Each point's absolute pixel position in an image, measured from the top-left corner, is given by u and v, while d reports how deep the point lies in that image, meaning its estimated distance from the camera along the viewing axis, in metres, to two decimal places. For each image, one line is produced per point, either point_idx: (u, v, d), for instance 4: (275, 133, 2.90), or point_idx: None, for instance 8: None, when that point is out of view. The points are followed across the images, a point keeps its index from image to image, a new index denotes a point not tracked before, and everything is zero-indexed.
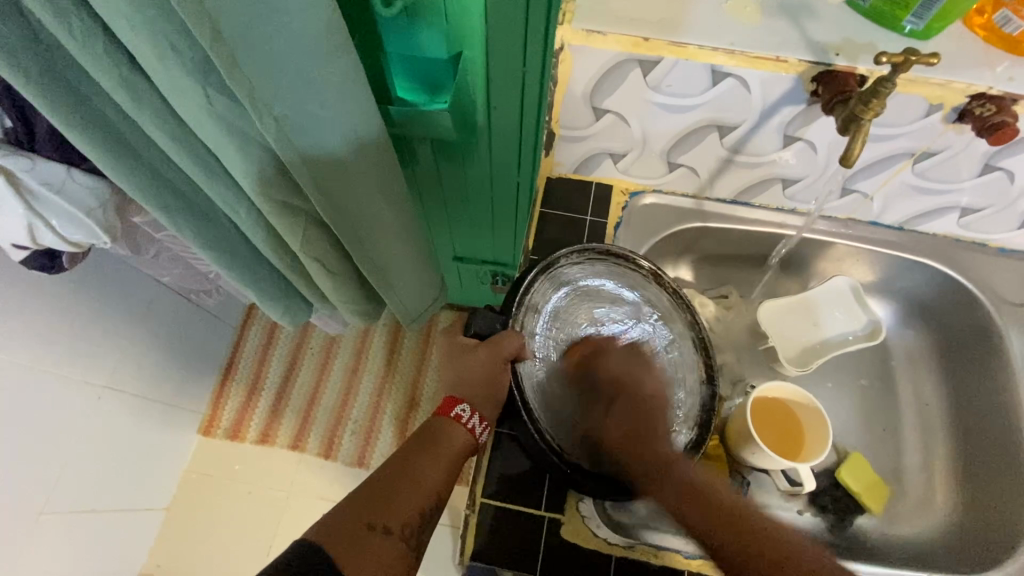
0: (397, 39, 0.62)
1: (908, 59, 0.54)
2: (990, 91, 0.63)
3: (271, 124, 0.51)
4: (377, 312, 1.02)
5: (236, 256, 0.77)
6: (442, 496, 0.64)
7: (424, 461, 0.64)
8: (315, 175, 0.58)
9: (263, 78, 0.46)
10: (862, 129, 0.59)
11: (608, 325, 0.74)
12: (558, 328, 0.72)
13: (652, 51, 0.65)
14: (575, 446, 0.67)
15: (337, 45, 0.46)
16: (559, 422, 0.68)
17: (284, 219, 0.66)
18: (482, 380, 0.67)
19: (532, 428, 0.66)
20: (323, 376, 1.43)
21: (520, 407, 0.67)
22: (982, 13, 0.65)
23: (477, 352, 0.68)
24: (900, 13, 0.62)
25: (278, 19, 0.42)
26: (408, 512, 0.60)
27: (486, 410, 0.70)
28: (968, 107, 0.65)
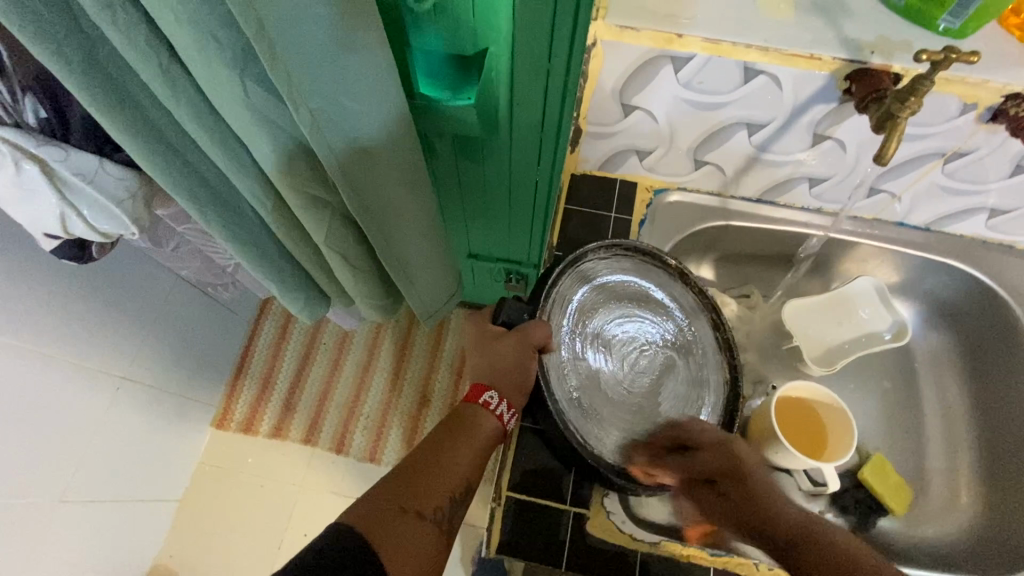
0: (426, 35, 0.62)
1: (947, 57, 0.54)
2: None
3: (306, 117, 0.51)
4: (395, 307, 1.02)
5: (260, 247, 0.78)
6: (471, 483, 0.64)
7: (454, 446, 0.65)
8: (344, 171, 0.59)
9: (303, 74, 0.47)
10: (898, 126, 0.58)
11: (635, 324, 0.73)
12: (583, 323, 0.72)
13: (684, 48, 0.65)
14: (594, 438, 0.68)
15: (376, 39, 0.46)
16: (581, 414, 0.68)
17: (311, 211, 0.66)
18: (510, 368, 0.67)
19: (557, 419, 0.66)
20: (337, 371, 1.44)
21: (544, 394, 0.67)
22: (1017, 13, 0.65)
23: (507, 340, 0.67)
24: (936, 12, 0.62)
25: (318, 13, 0.42)
26: (438, 496, 0.60)
27: (515, 398, 0.69)
28: (1004, 107, 0.64)
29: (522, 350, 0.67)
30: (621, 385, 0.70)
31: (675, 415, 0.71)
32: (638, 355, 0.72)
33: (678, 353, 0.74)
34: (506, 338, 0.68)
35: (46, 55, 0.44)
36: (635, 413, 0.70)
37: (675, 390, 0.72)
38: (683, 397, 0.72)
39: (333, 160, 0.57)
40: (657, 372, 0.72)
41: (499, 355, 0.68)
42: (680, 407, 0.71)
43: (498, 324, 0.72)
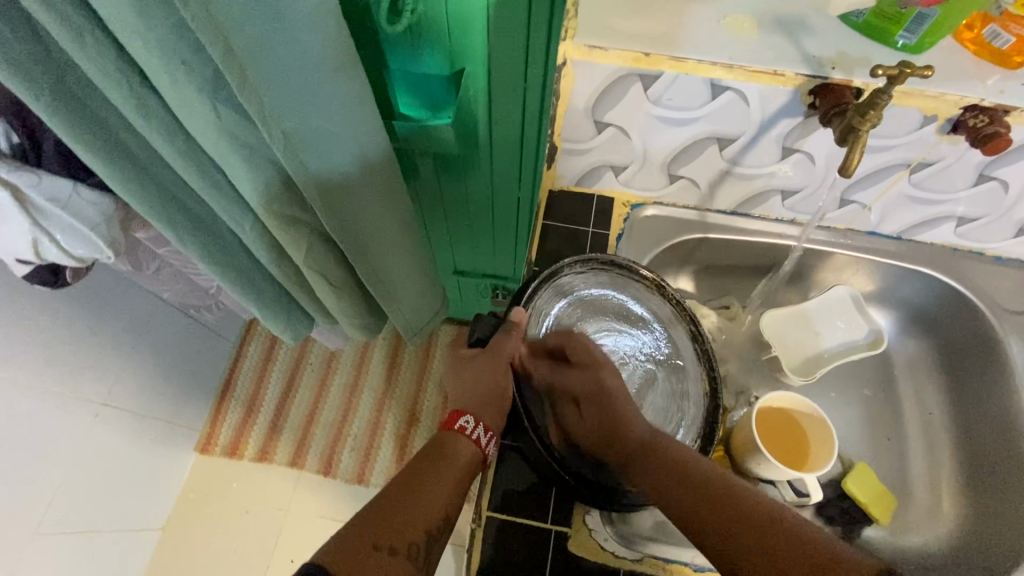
0: (400, 56, 0.63)
1: (902, 72, 0.55)
2: (982, 103, 0.64)
3: (279, 138, 0.51)
4: (379, 326, 1.02)
5: (239, 269, 0.77)
6: (449, 514, 0.63)
7: (431, 476, 0.64)
8: (322, 191, 0.59)
9: (274, 96, 0.47)
10: (860, 139, 0.60)
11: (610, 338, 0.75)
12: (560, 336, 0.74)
13: (652, 65, 0.66)
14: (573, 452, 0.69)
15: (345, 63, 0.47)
16: (559, 427, 0.70)
17: (289, 232, 0.66)
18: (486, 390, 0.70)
19: (534, 435, 0.69)
20: (323, 392, 1.42)
21: (522, 413, 0.71)
22: (971, 28, 0.67)
23: (480, 361, 0.71)
24: (894, 28, 0.64)
25: (287, 37, 0.43)
26: (414, 530, 0.59)
27: (491, 420, 0.71)
28: (963, 118, 0.66)
29: (493, 366, 0.70)
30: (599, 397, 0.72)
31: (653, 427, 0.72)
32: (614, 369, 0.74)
33: (658, 363, 0.75)
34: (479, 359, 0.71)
35: (14, 82, 0.44)
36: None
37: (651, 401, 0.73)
38: (662, 410, 0.73)
39: (310, 183, 0.57)
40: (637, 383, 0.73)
41: (472, 377, 0.71)
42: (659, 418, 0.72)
43: (474, 341, 0.74)
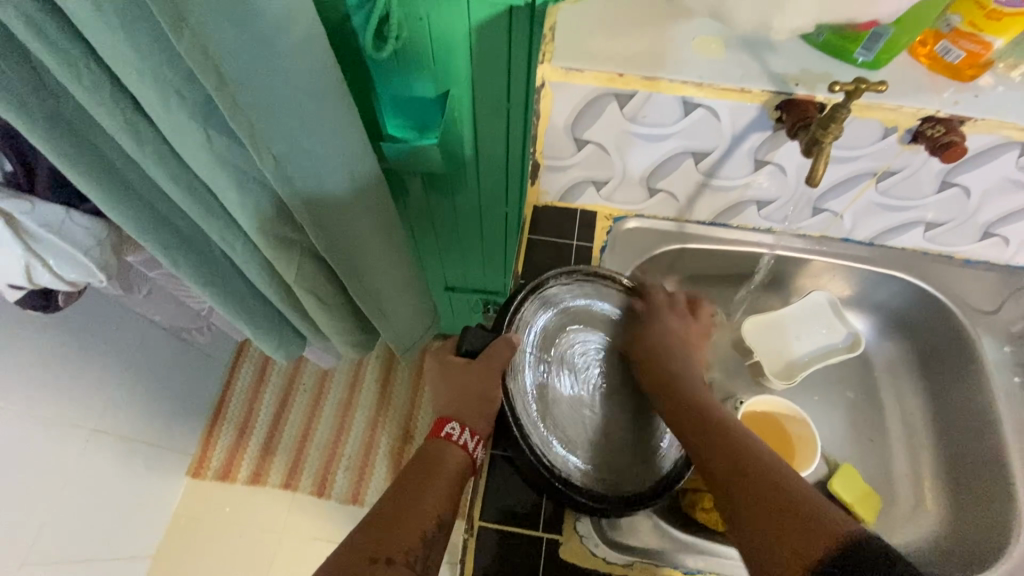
0: (388, 81, 0.65)
1: (858, 87, 0.58)
2: (937, 114, 0.67)
3: (269, 161, 0.53)
4: (371, 342, 1.02)
5: (231, 290, 0.78)
6: (444, 519, 0.64)
7: (422, 484, 0.65)
8: (313, 211, 0.60)
9: (265, 122, 0.49)
10: (824, 151, 0.62)
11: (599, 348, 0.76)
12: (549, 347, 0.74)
13: (626, 85, 0.69)
14: (565, 460, 0.69)
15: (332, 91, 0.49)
16: (550, 438, 0.70)
17: (280, 252, 0.68)
18: (472, 396, 0.70)
19: (525, 444, 0.68)
20: (316, 411, 1.42)
21: (511, 423, 0.68)
22: (925, 44, 0.69)
23: (471, 370, 0.70)
24: (851, 46, 0.66)
25: (276, 67, 0.45)
26: (409, 539, 0.59)
27: (475, 426, 0.71)
28: (921, 129, 0.69)
29: (482, 374, 0.69)
30: (588, 405, 0.73)
31: (641, 433, 0.74)
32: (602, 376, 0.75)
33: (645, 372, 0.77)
34: (468, 369, 0.70)
35: (12, 114, 0.46)
36: (602, 433, 0.73)
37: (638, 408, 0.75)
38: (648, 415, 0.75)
39: (299, 206, 0.59)
40: (624, 389, 0.76)
41: (459, 386, 0.71)
42: (644, 422, 0.75)
43: (462, 353, 0.73)
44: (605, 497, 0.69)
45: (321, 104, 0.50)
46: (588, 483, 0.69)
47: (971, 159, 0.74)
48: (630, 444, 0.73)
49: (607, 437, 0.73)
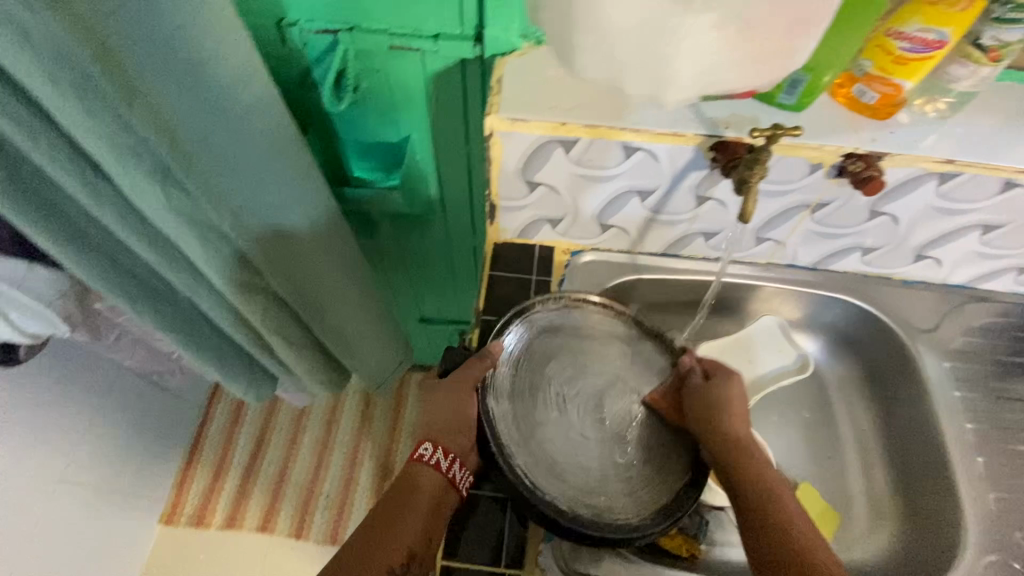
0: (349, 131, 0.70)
1: (776, 133, 0.63)
2: (856, 149, 0.72)
3: (227, 214, 0.55)
4: (343, 380, 1.03)
5: (198, 335, 0.79)
6: (416, 549, 0.69)
7: (395, 515, 0.70)
8: (271, 255, 0.62)
9: (222, 177, 0.52)
10: (752, 188, 0.67)
11: (585, 370, 0.81)
12: (531, 366, 0.79)
13: (570, 133, 0.73)
14: (551, 484, 0.71)
15: (285, 147, 0.52)
16: (534, 462, 0.72)
17: (245, 297, 0.69)
18: (445, 421, 0.75)
19: (504, 463, 0.70)
20: (293, 450, 1.40)
21: (489, 440, 0.71)
22: (842, 86, 0.74)
23: (443, 392, 0.75)
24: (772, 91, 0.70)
25: (231, 129, 0.48)
26: (374, 574, 0.66)
27: (448, 445, 0.75)
28: (845, 163, 0.73)
29: (459, 394, 0.74)
30: (576, 430, 0.76)
31: (628, 458, 0.76)
32: (587, 397, 0.79)
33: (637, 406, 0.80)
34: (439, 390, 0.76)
35: None
36: (593, 459, 0.74)
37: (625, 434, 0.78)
38: (645, 442, 0.77)
39: (253, 251, 0.60)
40: (608, 415, 0.78)
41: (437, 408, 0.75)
42: (628, 445, 0.77)
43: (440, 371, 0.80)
44: (596, 525, 0.68)
45: (279, 161, 0.53)
46: (576, 511, 0.69)
47: (895, 195, 0.78)
48: (612, 469, 0.74)
49: (597, 463, 0.74)
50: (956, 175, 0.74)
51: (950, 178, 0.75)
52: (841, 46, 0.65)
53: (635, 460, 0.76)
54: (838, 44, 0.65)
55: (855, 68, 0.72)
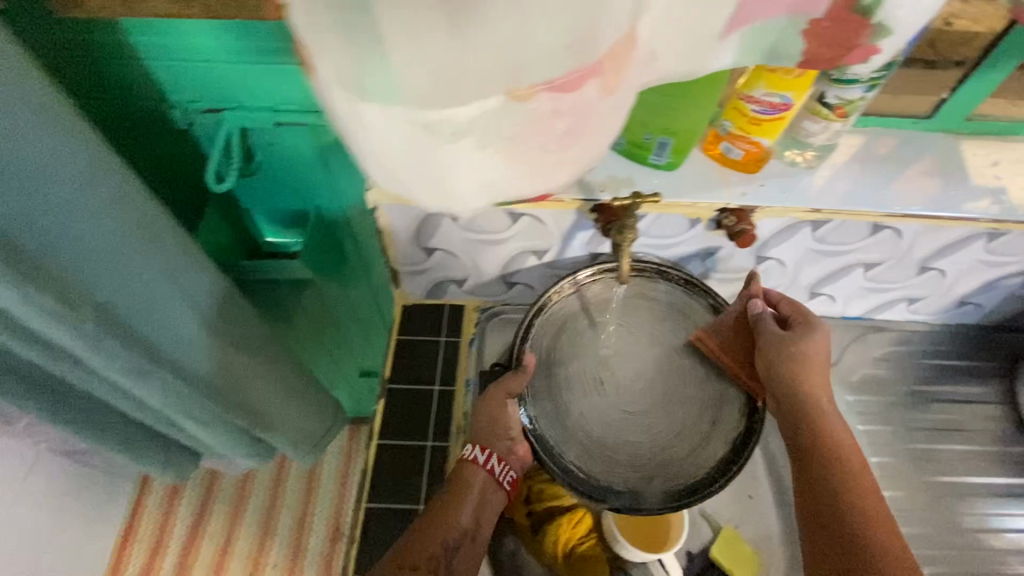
0: (251, 197, 0.76)
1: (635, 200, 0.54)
2: (729, 206, 0.59)
3: (92, 312, 0.51)
4: (270, 450, 0.97)
5: (98, 421, 0.74)
6: (472, 533, 0.58)
7: (453, 497, 0.59)
8: (159, 336, 0.59)
9: (77, 275, 0.48)
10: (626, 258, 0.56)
11: (628, 338, 0.61)
12: (555, 354, 0.61)
13: None
14: (601, 468, 0.56)
15: (138, 229, 0.51)
16: (587, 454, 0.57)
17: (141, 386, 0.62)
18: (489, 420, 0.60)
19: (557, 467, 0.55)
20: (236, 520, 1.31)
21: (537, 450, 0.56)
22: (715, 140, 0.59)
23: (482, 400, 0.60)
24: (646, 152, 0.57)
25: (72, 222, 0.46)
26: (431, 548, 0.56)
27: (497, 445, 0.60)
28: (720, 219, 0.60)
29: (492, 403, 0.59)
30: (621, 408, 0.59)
31: (698, 424, 0.58)
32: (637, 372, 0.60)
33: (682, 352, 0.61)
34: (479, 406, 0.61)
35: None
36: (648, 432, 0.58)
37: (687, 391, 0.60)
38: (718, 402, 0.59)
39: (183, 322, 0.61)
40: (652, 376, 0.60)
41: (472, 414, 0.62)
42: (702, 413, 0.59)
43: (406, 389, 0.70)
44: (669, 501, 0.55)
45: (149, 249, 0.53)
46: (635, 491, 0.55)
47: (839, 263, 0.67)
48: (684, 435, 0.58)
49: (661, 434, 0.58)
50: (904, 230, 0.62)
51: (901, 232, 0.62)
52: (759, 104, 0.52)
53: (717, 428, 0.58)
54: (754, 104, 0.53)
55: (806, 128, 0.56)
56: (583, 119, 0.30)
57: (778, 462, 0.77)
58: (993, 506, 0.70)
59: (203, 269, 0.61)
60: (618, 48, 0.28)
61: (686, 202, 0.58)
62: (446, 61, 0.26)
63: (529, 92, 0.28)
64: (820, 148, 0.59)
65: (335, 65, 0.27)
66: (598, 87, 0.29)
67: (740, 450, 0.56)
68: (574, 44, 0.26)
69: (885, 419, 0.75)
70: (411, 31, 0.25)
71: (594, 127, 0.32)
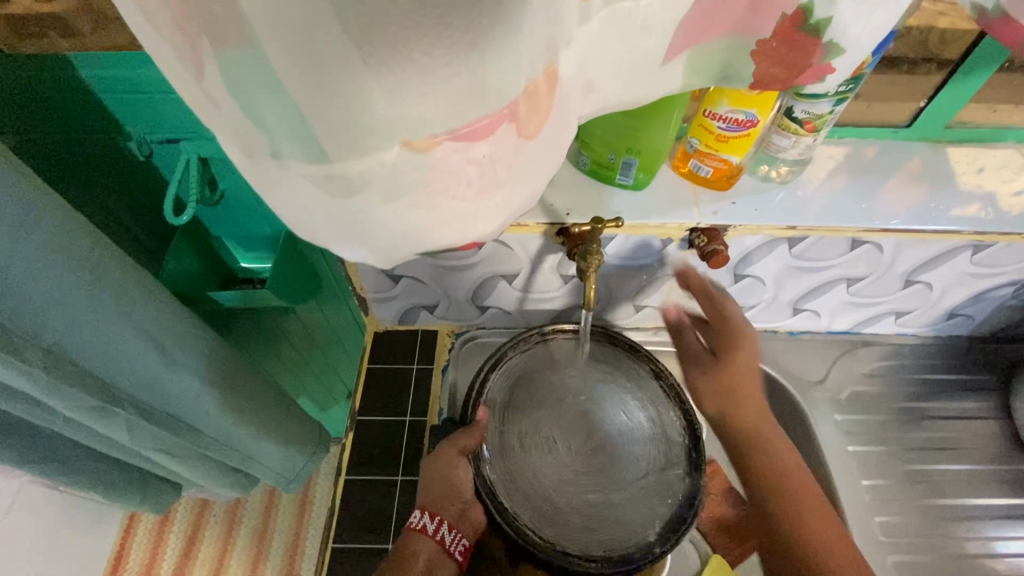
0: (215, 225, 0.75)
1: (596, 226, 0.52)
2: (699, 225, 0.57)
3: (40, 354, 0.50)
4: (252, 480, 0.95)
5: (64, 460, 0.72)
6: None
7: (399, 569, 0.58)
8: (118, 374, 0.57)
9: (22, 317, 0.47)
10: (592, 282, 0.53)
11: (575, 401, 0.66)
12: (507, 416, 0.64)
13: None
14: (556, 532, 0.58)
15: (91, 268, 0.50)
16: (540, 515, 0.59)
17: (102, 424, 0.61)
18: (438, 483, 0.60)
19: (511, 526, 0.57)
20: (227, 548, 1.22)
21: (492, 509, 0.58)
22: (684, 158, 0.57)
23: (429, 461, 0.61)
24: (611, 171, 0.56)
25: (16, 264, 0.45)
26: None
27: (447, 510, 0.60)
28: (691, 240, 0.58)
29: (443, 460, 0.60)
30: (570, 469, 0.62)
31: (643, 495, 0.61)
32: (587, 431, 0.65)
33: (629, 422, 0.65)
34: (428, 468, 0.61)
35: None
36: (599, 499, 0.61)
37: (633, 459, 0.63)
38: (664, 462, 0.62)
39: (147, 361, 0.59)
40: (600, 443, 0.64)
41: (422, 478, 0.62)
42: (648, 480, 0.62)
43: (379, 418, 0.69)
44: (615, 564, 0.57)
45: (101, 292, 0.52)
46: (587, 554, 0.57)
47: (819, 279, 0.65)
48: (627, 496, 0.61)
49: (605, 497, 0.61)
50: (884, 244, 0.59)
51: (881, 246, 0.60)
52: (725, 122, 0.50)
53: (661, 496, 0.61)
54: (719, 121, 0.51)
55: (775, 143, 0.55)
56: (503, 164, 0.29)
57: None
58: (993, 529, 0.67)
59: (167, 304, 0.59)
60: (535, 88, 0.27)
61: (654, 223, 0.56)
62: (348, 120, 0.26)
63: (430, 142, 0.27)
64: (793, 162, 0.57)
65: (232, 126, 0.26)
66: (513, 130, 0.28)
67: (687, 510, 0.59)
68: (481, 88, 0.26)
69: (879, 440, 0.72)
70: (309, 92, 0.25)
71: (517, 172, 0.30)
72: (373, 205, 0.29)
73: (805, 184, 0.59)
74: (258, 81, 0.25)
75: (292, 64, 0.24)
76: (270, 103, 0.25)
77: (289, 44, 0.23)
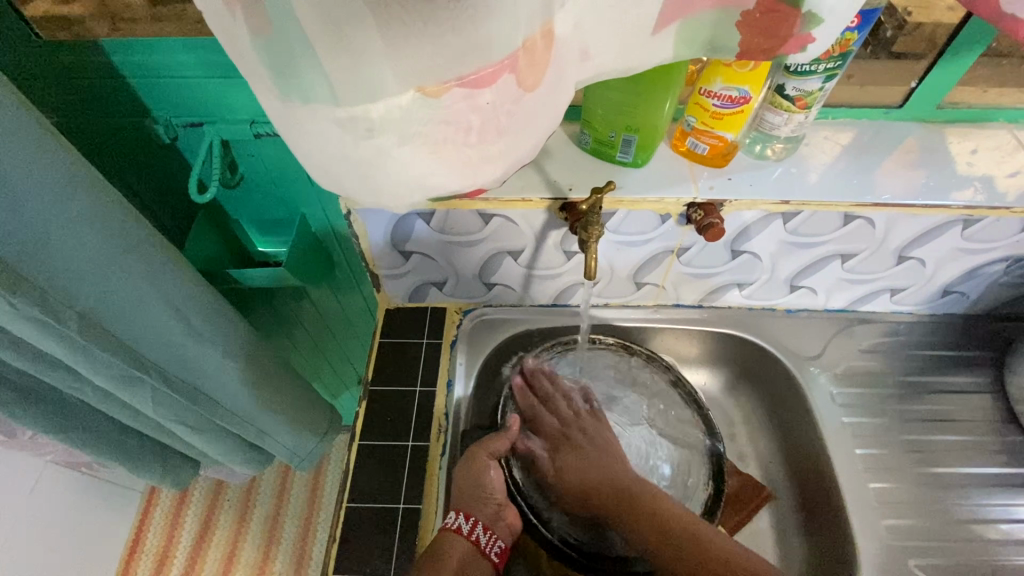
0: (236, 207, 0.79)
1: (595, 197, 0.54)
2: (696, 200, 0.59)
3: (74, 319, 0.53)
4: (268, 457, 0.98)
5: (91, 429, 0.76)
6: None
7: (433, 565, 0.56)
8: (144, 342, 0.61)
9: (57, 282, 0.50)
10: (591, 250, 0.55)
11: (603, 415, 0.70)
12: (536, 431, 0.69)
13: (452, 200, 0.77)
14: (589, 532, 0.63)
15: (122, 234, 0.54)
16: (572, 518, 0.64)
17: (129, 391, 0.64)
18: (472, 483, 0.61)
19: (547, 531, 0.62)
20: (242, 529, 1.26)
21: (530, 514, 0.63)
22: (683, 138, 0.60)
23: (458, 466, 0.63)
24: (611, 149, 0.58)
25: (58, 230, 0.48)
26: None
27: (480, 509, 0.59)
28: (689, 215, 0.60)
29: (474, 461, 0.63)
30: None
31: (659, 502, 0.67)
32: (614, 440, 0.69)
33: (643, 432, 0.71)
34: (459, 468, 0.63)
35: None
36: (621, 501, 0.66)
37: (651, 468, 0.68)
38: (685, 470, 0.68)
39: (172, 329, 0.62)
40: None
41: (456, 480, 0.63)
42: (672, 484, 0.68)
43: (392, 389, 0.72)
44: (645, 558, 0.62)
45: (132, 262, 0.55)
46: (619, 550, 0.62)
47: (814, 256, 0.67)
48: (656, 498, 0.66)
49: None
50: (875, 219, 0.61)
51: (873, 221, 0.62)
52: (718, 99, 0.53)
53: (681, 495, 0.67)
54: (713, 99, 0.53)
55: (768, 120, 0.57)
56: (504, 113, 0.32)
57: (767, 461, 0.76)
58: (986, 496, 0.69)
59: (189, 275, 0.63)
60: (533, 44, 0.30)
61: (653, 198, 0.59)
62: (364, 67, 0.29)
63: (440, 89, 0.30)
64: (787, 140, 0.60)
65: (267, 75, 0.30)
66: (513, 79, 0.31)
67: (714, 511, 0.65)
68: (484, 42, 0.28)
69: (877, 412, 0.73)
70: (332, 44, 0.28)
71: (517, 120, 0.33)
72: (388, 146, 0.32)
73: (799, 162, 0.61)
74: (292, 36, 0.29)
75: (314, 13, 0.27)
76: (300, 54, 0.29)
77: (319, 3, 0.27)
